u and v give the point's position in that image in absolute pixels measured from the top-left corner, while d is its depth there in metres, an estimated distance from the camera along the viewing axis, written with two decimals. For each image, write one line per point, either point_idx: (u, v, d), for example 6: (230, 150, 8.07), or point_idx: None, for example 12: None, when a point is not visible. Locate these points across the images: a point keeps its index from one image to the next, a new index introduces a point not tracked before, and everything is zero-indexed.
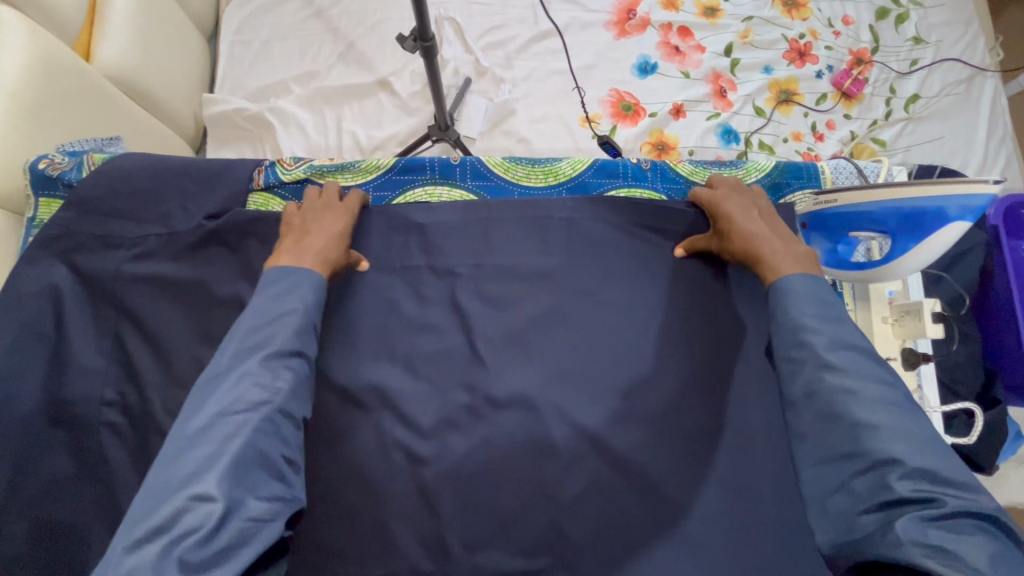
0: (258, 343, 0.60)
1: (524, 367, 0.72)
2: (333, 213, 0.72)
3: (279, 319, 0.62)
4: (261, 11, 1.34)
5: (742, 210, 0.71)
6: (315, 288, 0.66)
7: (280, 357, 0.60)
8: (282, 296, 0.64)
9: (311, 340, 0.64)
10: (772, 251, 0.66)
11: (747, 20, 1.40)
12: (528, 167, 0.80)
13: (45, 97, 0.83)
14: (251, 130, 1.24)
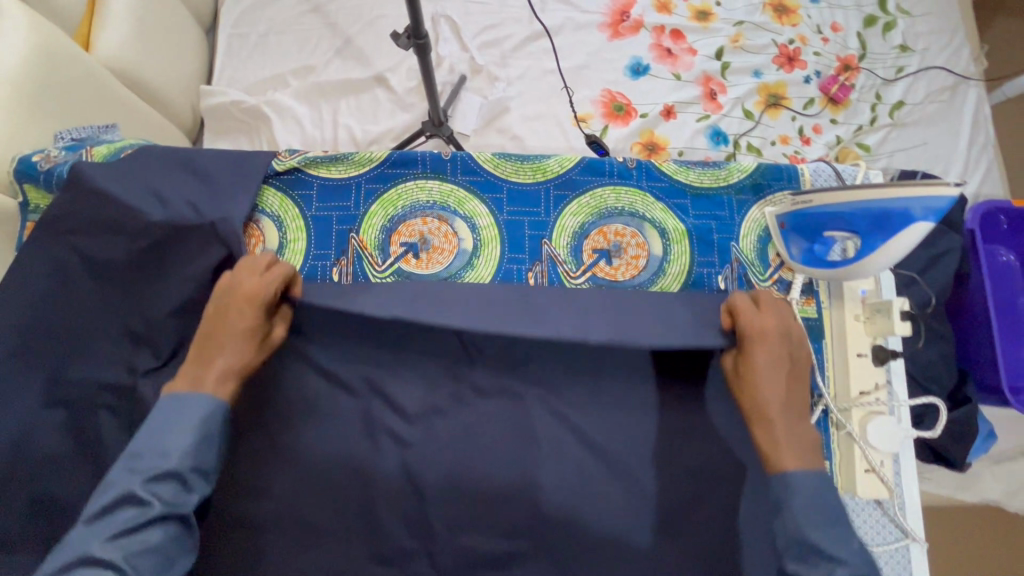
0: (127, 500, 0.58)
1: (508, 358, 0.75)
2: (242, 313, 0.66)
3: (152, 470, 0.60)
4: (260, 4, 1.35)
5: (773, 368, 0.66)
6: (203, 425, 0.63)
7: (146, 522, 0.58)
8: (162, 441, 0.61)
9: (189, 496, 0.61)
10: (770, 439, 0.64)
11: (738, 24, 1.43)
12: (517, 163, 0.81)
13: (45, 84, 0.84)
14: (248, 122, 1.26)
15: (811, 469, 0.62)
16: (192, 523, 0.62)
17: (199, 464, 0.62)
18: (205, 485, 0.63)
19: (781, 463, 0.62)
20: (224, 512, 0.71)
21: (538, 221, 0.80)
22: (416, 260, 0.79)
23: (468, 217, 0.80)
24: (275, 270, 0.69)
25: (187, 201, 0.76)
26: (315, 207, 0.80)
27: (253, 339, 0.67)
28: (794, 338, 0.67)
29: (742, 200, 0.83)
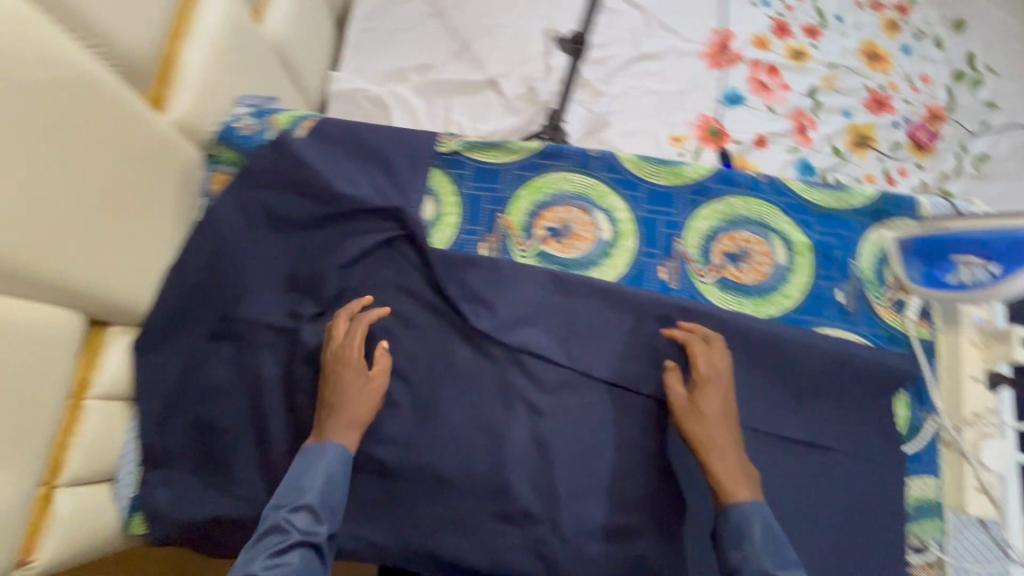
0: (277, 528, 0.66)
1: (636, 345, 0.80)
2: (348, 378, 0.73)
3: (297, 499, 0.68)
4: (388, 4, 1.46)
5: (720, 416, 0.73)
6: (335, 465, 0.71)
7: (288, 546, 0.65)
8: (305, 473, 0.70)
9: (322, 526, 0.68)
10: (727, 472, 0.70)
11: (832, 66, 1.50)
12: (657, 166, 0.87)
13: (239, 41, 0.89)
14: (368, 109, 1.35)
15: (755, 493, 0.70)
16: (324, 555, 0.67)
17: (329, 499, 0.69)
18: (334, 521, 0.70)
19: (733, 500, 0.69)
20: (366, 455, 0.77)
21: (672, 221, 0.86)
22: (557, 245, 0.84)
23: (608, 210, 0.86)
24: (355, 327, 0.76)
25: (363, 170, 0.84)
26: (470, 185, 0.86)
27: (361, 388, 0.74)
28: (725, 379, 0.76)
29: (863, 222, 0.87)
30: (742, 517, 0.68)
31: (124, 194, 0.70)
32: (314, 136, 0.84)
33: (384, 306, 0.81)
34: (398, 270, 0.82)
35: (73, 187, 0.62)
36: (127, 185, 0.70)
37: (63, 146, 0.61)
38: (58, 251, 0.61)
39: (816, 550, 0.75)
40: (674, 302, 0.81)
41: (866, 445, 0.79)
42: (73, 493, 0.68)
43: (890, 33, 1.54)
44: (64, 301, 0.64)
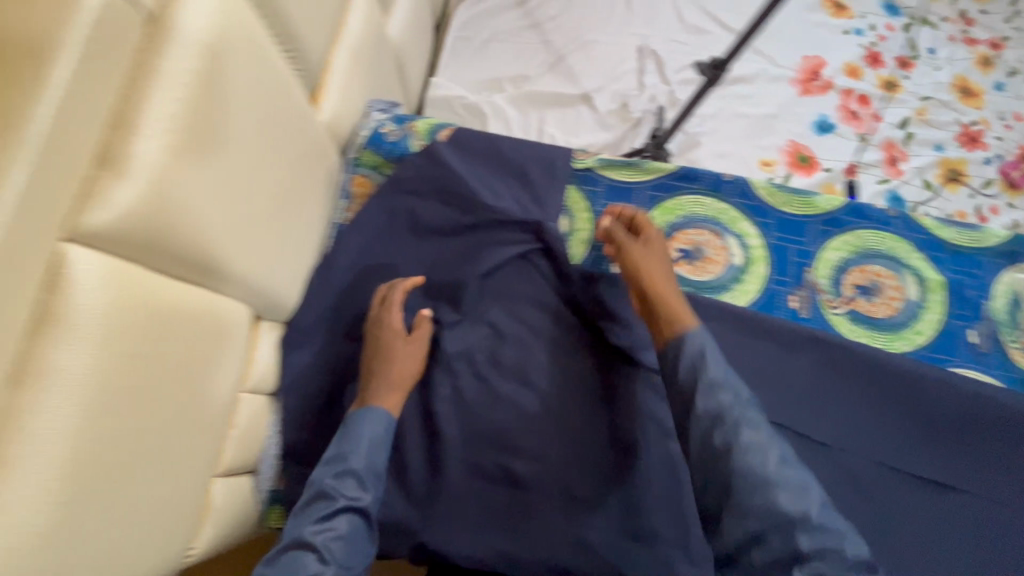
0: (325, 495, 0.68)
1: (766, 372, 0.81)
2: (395, 346, 0.76)
3: (343, 465, 0.70)
4: (485, 14, 1.48)
5: (650, 255, 0.77)
6: (379, 428, 0.73)
7: (336, 510, 0.67)
8: (349, 442, 0.71)
9: (366, 492, 0.70)
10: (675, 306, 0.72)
11: (924, 99, 1.49)
12: (789, 196, 0.87)
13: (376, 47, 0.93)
14: (465, 116, 1.36)
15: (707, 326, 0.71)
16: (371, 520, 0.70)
17: (373, 464, 0.71)
18: (378, 487, 0.71)
19: (683, 323, 0.69)
20: (500, 466, 0.77)
21: (803, 250, 0.86)
22: (688, 266, 0.85)
23: (739, 235, 0.86)
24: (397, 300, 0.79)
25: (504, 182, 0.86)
26: (603, 203, 0.87)
27: (404, 352, 0.76)
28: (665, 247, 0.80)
29: (997, 263, 0.86)
30: (686, 340, 0.68)
31: (290, 193, 0.70)
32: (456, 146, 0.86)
33: (517, 317, 0.82)
34: (533, 283, 0.83)
35: (264, 186, 0.63)
36: (292, 181, 0.71)
37: (264, 148, 0.62)
38: (249, 250, 0.62)
39: None
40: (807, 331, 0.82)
41: (1001, 490, 0.78)
42: (227, 484, 0.69)
43: (983, 69, 1.53)
44: (247, 297, 0.65)
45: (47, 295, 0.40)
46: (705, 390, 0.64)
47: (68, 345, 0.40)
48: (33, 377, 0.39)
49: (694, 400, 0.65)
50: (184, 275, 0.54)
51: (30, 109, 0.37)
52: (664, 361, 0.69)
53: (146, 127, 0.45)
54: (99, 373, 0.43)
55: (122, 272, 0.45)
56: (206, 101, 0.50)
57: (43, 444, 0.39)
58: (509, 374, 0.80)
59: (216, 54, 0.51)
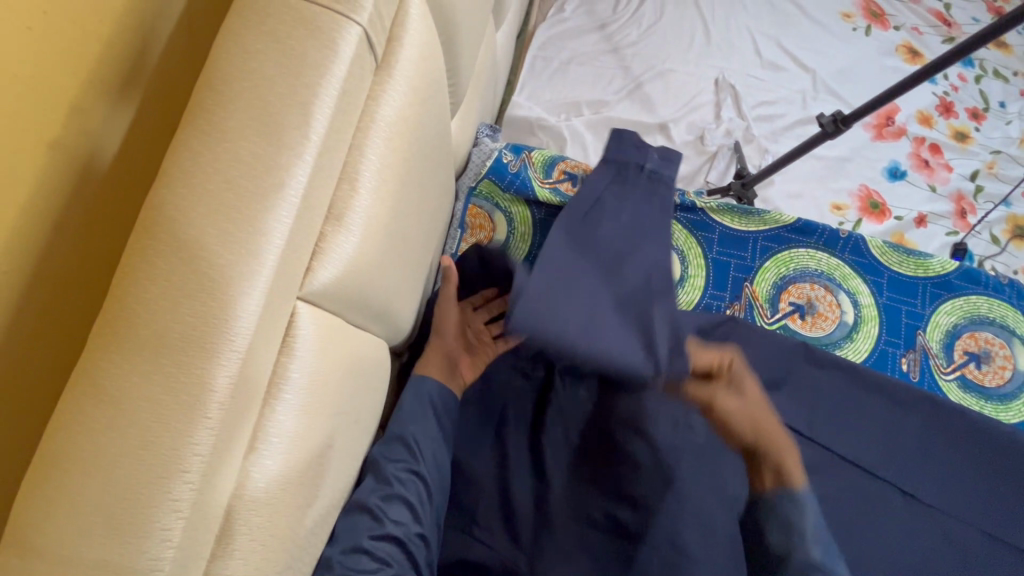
0: (380, 454, 0.64)
1: (872, 434, 0.80)
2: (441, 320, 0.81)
3: (397, 427, 0.67)
4: (565, 36, 1.47)
5: (733, 404, 0.74)
6: (432, 396, 0.71)
7: (392, 473, 0.63)
8: (405, 405, 0.69)
9: (421, 455, 0.67)
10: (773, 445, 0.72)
11: (995, 152, 1.49)
12: (902, 256, 0.87)
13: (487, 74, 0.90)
14: (542, 138, 1.34)
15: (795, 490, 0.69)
16: (427, 484, 0.66)
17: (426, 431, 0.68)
18: (433, 450, 0.68)
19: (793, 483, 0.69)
20: (608, 514, 0.74)
21: (915, 312, 0.85)
22: (800, 320, 0.85)
23: (852, 293, 0.86)
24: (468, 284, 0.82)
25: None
26: (717, 251, 0.86)
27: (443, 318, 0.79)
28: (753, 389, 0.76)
29: None
30: (791, 500, 0.69)
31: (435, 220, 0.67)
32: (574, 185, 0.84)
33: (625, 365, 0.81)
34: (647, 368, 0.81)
35: (422, 219, 0.60)
36: (437, 208, 0.67)
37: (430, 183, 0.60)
38: (404, 287, 0.58)
39: None
40: (918, 392, 0.81)
41: None
42: None
43: None
44: (392, 337, 0.62)
45: (280, 355, 0.38)
46: (798, 533, 0.66)
47: (291, 407, 0.38)
48: (263, 443, 0.37)
49: (782, 534, 0.68)
50: (365, 324, 0.51)
51: (293, 168, 0.35)
52: (753, 511, 0.72)
53: (367, 177, 0.43)
54: (312, 433, 0.40)
55: (332, 328, 0.43)
56: (407, 144, 0.48)
57: (265, 513, 0.37)
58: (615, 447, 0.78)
59: (421, 96, 0.49)
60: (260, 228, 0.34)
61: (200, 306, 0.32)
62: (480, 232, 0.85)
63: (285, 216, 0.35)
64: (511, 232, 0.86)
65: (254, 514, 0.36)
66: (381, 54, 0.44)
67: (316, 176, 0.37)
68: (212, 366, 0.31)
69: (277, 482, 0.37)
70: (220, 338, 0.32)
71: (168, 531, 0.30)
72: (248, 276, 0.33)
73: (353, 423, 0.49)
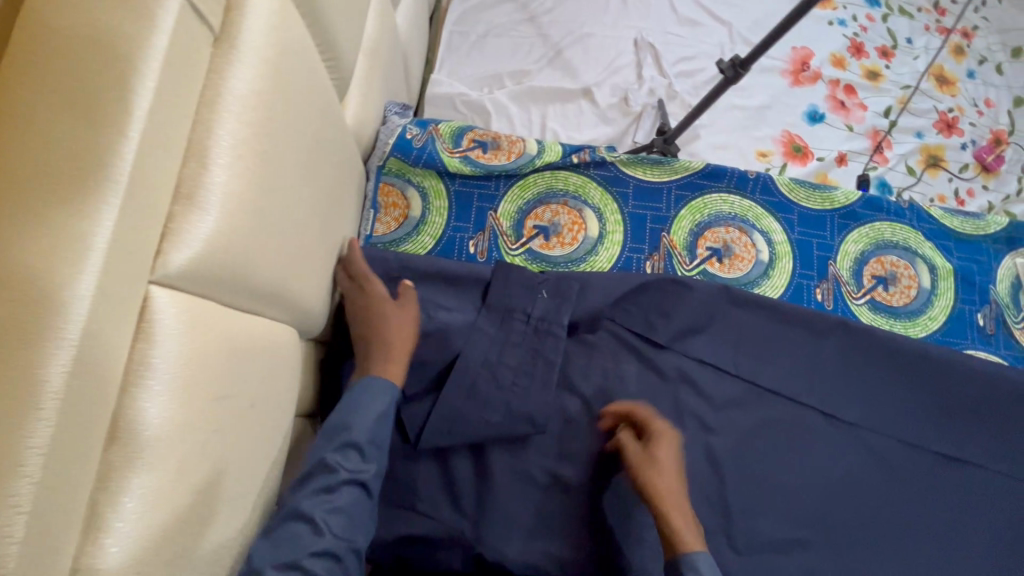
0: (327, 463, 0.63)
1: (793, 364, 0.83)
2: (385, 310, 0.71)
3: (344, 431, 0.65)
4: (480, 8, 1.45)
5: (672, 436, 0.72)
6: (382, 398, 0.68)
7: (339, 483, 0.62)
8: (354, 408, 0.67)
9: (370, 462, 0.65)
10: (681, 517, 0.66)
11: (905, 87, 1.55)
12: (809, 191, 0.90)
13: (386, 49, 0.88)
14: (465, 114, 1.33)
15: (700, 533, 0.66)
16: (374, 492, 0.65)
17: (376, 437, 0.66)
18: (383, 461, 0.67)
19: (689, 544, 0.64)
20: (549, 473, 0.77)
21: (825, 244, 0.89)
22: (718, 264, 0.87)
23: (766, 232, 0.88)
24: (365, 269, 0.73)
25: (536, 205, 0.86)
26: (632, 205, 0.87)
27: (393, 314, 0.71)
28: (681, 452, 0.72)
29: (998, 249, 0.92)
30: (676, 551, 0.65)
31: (333, 204, 0.66)
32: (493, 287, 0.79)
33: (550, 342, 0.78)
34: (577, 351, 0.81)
35: (313, 203, 0.59)
36: (334, 192, 0.66)
37: (316, 162, 0.58)
38: (301, 272, 0.58)
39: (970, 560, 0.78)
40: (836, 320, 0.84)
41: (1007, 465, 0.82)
42: None
43: (956, 57, 1.60)
44: (297, 321, 0.61)
45: (137, 342, 0.37)
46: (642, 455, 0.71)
47: (157, 395, 0.37)
48: (128, 432, 0.36)
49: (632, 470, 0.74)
50: (252, 307, 0.49)
51: (116, 147, 0.34)
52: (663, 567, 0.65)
53: (219, 153, 0.41)
54: (190, 419, 0.40)
55: (201, 312, 0.41)
56: (269, 119, 0.46)
57: (142, 503, 0.36)
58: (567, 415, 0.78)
59: (279, 67, 0.47)
60: (84, 213, 0.33)
61: (20, 299, 0.30)
62: (394, 210, 0.83)
63: (113, 197, 0.34)
64: (426, 208, 0.84)
65: (125, 503, 0.35)
66: (219, 27, 0.43)
67: (148, 156, 0.36)
68: (42, 357, 0.30)
69: (150, 470, 0.37)
70: (50, 329, 0.31)
71: (9, 528, 0.28)
72: (74, 262, 0.32)
73: (250, 409, 0.48)
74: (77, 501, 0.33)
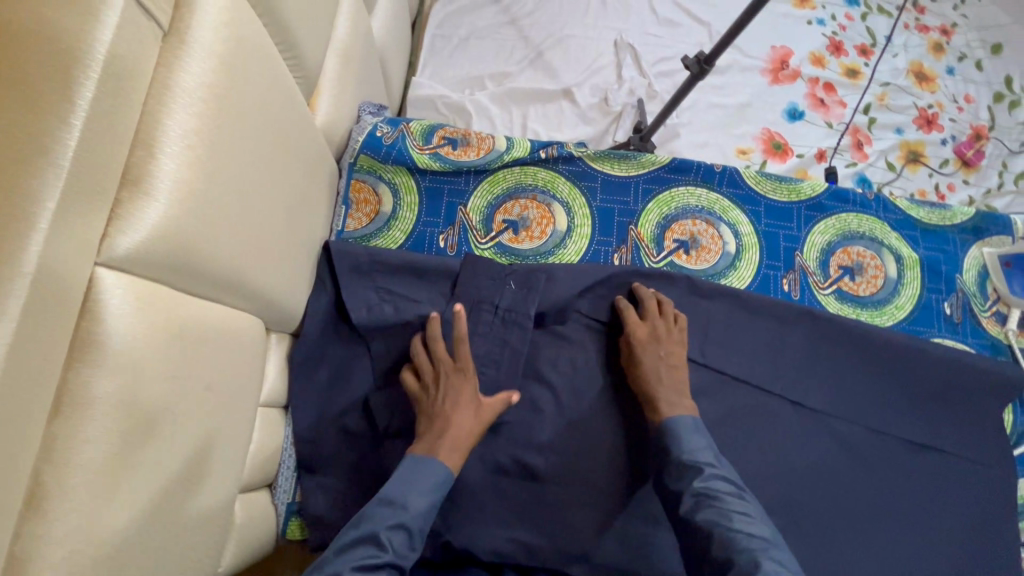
0: (378, 538, 0.62)
1: (761, 353, 0.84)
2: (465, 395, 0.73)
3: (402, 509, 0.65)
4: (462, 12, 1.48)
5: (652, 342, 0.77)
6: (440, 486, 0.68)
7: (382, 564, 0.61)
8: (413, 488, 0.67)
9: (411, 550, 0.64)
10: (665, 398, 0.75)
11: (884, 84, 1.56)
12: (776, 183, 0.92)
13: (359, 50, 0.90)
14: (447, 115, 1.35)
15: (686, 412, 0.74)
16: None
17: (425, 526, 0.66)
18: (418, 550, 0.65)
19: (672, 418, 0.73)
20: (517, 462, 0.78)
21: (791, 235, 0.90)
22: (685, 256, 0.88)
23: (732, 224, 0.90)
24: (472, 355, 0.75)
25: (505, 200, 0.88)
26: (600, 199, 0.89)
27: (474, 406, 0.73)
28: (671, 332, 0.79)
29: (964, 239, 0.93)
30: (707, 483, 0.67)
31: (300, 199, 0.68)
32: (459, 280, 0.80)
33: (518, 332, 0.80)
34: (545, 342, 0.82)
35: (277, 196, 0.61)
36: (302, 188, 0.68)
37: (278, 156, 0.60)
38: (266, 264, 0.60)
39: (934, 544, 0.79)
40: (801, 309, 0.85)
41: (973, 451, 0.83)
42: (246, 499, 0.66)
43: (936, 54, 1.61)
44: (262, 311, 0.62)
45: (82, 320, 0.39)
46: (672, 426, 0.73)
47: (103, 371, 0.39)
48: (71, 406, 0.38)
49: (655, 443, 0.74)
50: (209, 294, 0.51)
51: (59, 133, 0.36)
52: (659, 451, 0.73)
53: (168, 142, 0.43)
54: (136, 396, 0.41)
55: (150, 295, 0.43)
56: (221, 112, 0.48)
57: (85, 475, 0.38)
58: (535, 404, 0.80)
59: (231, 62, 0.49)
60: (23, 195, 0.34)
61: None
62: (366, 206, 0.85)
63: (54, 180, 0.35)
64: (397, 203, 0.86)
65: (68, 474, 0.37)
66: (168, 23, 0.45)
67: (92, 143, 0.38)
68: None
69: (95, 443, 0.38)
70: None
71: None
72: (14, 240, 0.33)
73: (204, 391, 0.50)
74: (18, 469, 0.35)
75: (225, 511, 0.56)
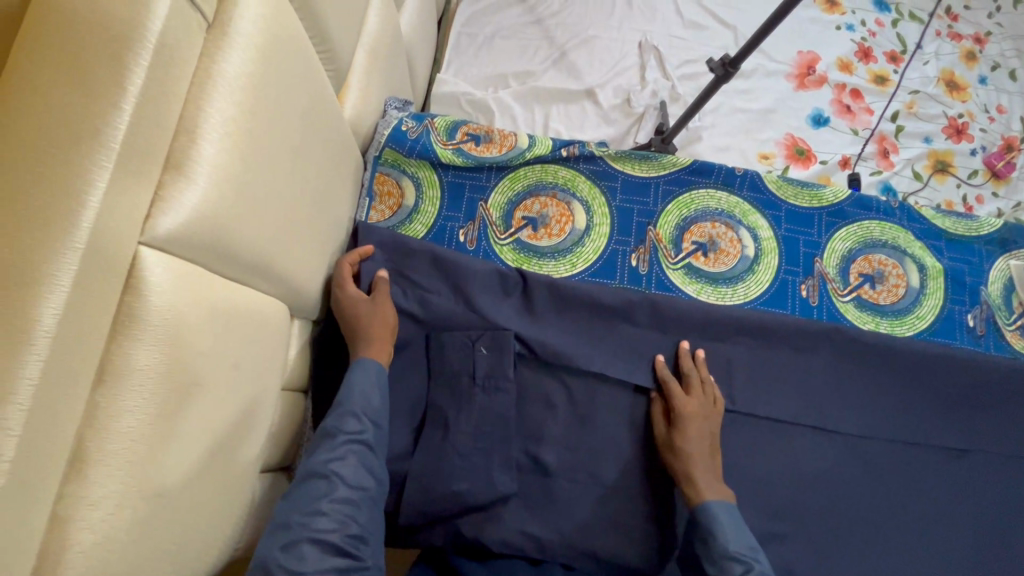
0: (332, 427, 0.67)
1: (778, 359, 0.83)
2: (361, 307, 0.74)
3: (341, 405, 0.68)
4: (488, 10, 1.49)
5: (701, 418, 0.75)
6: (373, 377, 0.72)
7: (343, 443, 0.66)
8: (351, 384, 0.70)
9: (371, 428, 0.68)
10: (705, 476, 0.72)
11: (913, 92, 1.54)
12: (797, 188, 0.92)
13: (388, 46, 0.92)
14: (469, 112, 1.37)
15: (722, 496, 0.71)
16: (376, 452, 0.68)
17: (372, 403, 0.70)
18: (382, 425, 0.70)
19: (706, 499, 0.70)
20: (528, 456, 0.79)
21: (812, 241, 0.90)
22: (703, 258, 0.88)
23: (752, 228, 0.90)
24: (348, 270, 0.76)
25: (525, 197, 0.89)
26: (620, 198, 0.89)
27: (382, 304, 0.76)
28: (713, 410, 0.77)
29: (989, 251, 0.92)
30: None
31: (325, 189, 0.70)
32: (478, 279, 0.81)
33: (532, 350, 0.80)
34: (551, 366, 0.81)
35: (303, 185, 0.63)
36: (326, 178, 0.70)
37: (308, 146, 0.63)
38: (292, 250, 0.62)
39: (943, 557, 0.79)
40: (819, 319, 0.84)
41: (989, 466, 0.82)
42: (265, 478, 0.68)
43: (968, 63, 1.58)
44: (286, 297, 0.64)
45: (126, 294, 0.41)
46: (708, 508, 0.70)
47: (143, 344, 0.41)
48: (113, 376, 0.40)
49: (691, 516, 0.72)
50: (238, 278, 0.53)
51: (111, 115, 0.38)
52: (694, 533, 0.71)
53: (207, 128, 0.45)
54: (171, 370, 0.43)
55: (187, 274, 0.45)
56: (256, 101, 0.50)
57: (122, 444, 0.40)
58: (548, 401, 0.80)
59: (267, 54, 0.51)
60: (78, 176, 0.36)
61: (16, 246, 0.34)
62: (389, 199, 0.87)
63: (106, 160, 0.37)
64: (419, 197, 0.88)
65: (107, 442, 0.39)
66: (212, 15, 0.47)
67: (140, 128, 0.40)
68: (38, 298, 0.34)
69: (132, 413, 0.40)
70: (41, 274, 0.34)
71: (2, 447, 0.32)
72: (68, 216, 0.36)
73: (232, 369, 0.52)
74: (63, 433, 0.37)
75: (245, 487, 0.58)
